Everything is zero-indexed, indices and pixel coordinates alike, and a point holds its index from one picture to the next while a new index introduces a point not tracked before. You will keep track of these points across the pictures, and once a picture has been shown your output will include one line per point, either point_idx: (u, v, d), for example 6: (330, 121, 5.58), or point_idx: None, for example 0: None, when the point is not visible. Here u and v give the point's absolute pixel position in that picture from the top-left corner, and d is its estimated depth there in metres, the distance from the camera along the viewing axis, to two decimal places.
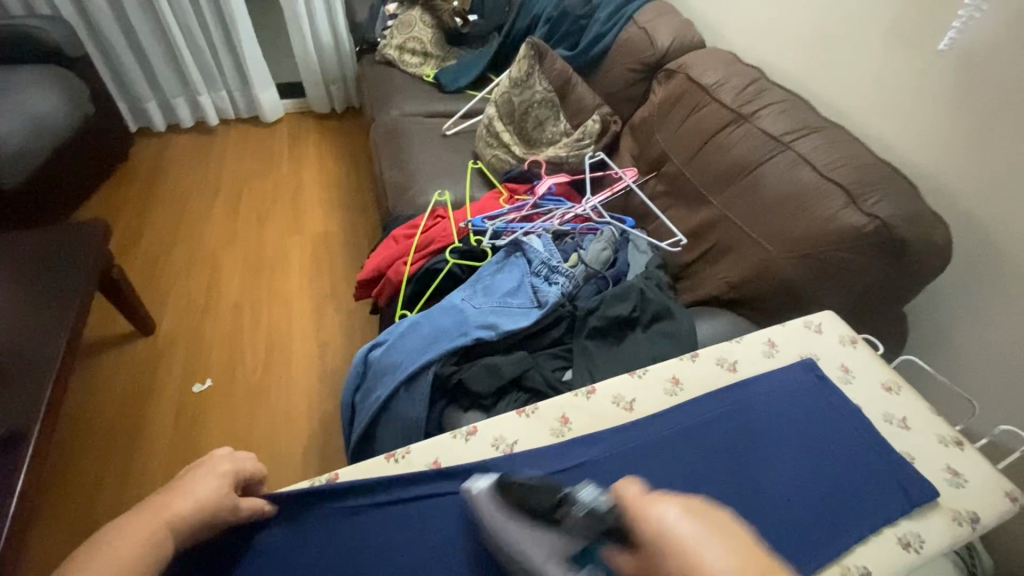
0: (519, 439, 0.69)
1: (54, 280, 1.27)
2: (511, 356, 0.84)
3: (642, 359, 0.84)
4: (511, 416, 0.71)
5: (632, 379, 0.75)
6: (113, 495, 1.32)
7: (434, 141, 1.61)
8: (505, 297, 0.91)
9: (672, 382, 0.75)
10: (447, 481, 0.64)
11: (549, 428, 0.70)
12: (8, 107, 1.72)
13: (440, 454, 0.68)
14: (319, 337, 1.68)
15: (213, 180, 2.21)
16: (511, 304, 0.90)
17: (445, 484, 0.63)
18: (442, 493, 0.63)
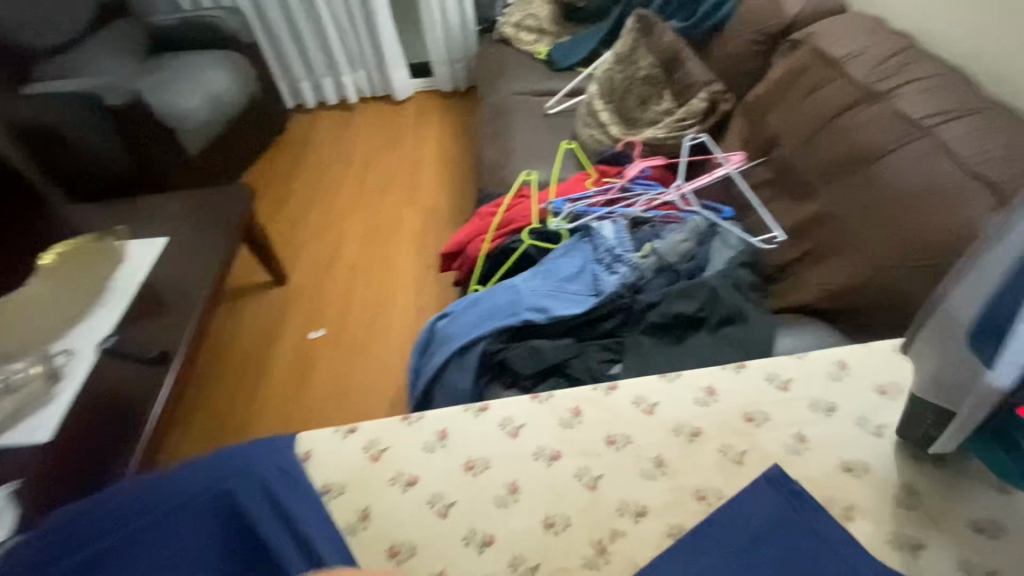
0: (527, 423, 0.64)
1: (211, 232, 1.55)
2: (558, 341, 0.83)
3: (699, 362, 0.78)
4: (523, 399, 0.66)
5: (661, 382, 0.67)
6: (238, 418, 1.58)
7: (536, 120, 1.62)
8: (563, 282, 0.89)
9: (706, 393, 0.66)
10: (434, 457, 0.62)
11: (558, 417, 0.64)
12: (194, 85, 2.09)
13: (448, 425, 0.64)
14: (417, 302, 1.82)
15: (347, 153, 2.46)
16: (567, 289, 0.88)
17: (428, 459, 0.62)
18: (420, 467, 0.61)
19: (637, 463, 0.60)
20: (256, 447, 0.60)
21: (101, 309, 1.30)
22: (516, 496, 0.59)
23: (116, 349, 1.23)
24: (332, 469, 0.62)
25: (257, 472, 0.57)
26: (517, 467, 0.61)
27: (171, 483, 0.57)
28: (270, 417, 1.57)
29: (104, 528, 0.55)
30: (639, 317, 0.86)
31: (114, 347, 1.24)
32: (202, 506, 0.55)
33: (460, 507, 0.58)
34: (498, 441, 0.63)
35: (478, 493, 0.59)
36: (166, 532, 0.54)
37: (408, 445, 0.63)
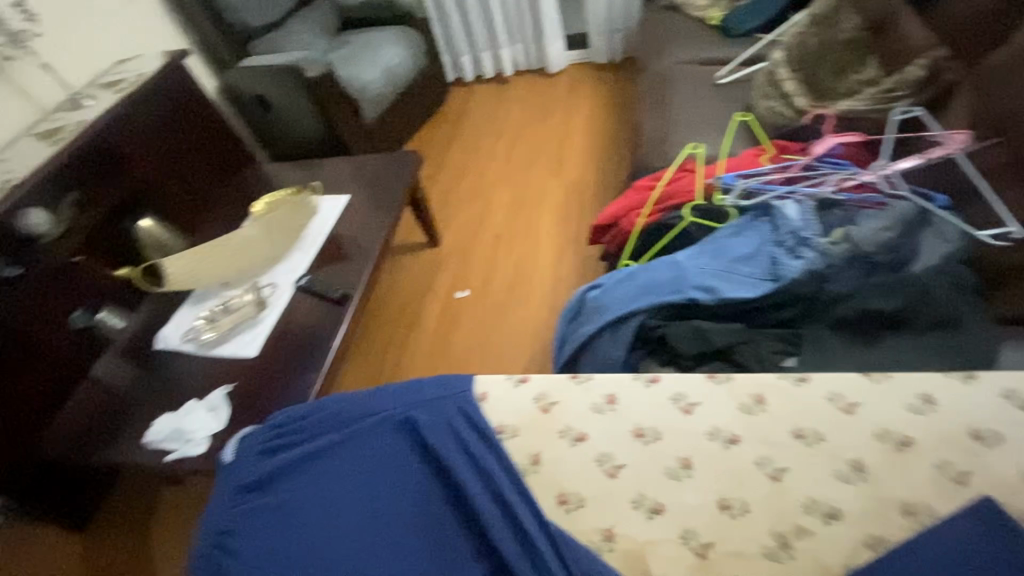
0: (701, 402, 0.70)
1: (383, 193, 1.73)
2: (726, 325, 0.79)
3: (897, 366, 0.71)
4: (701, 380, 0.72)
5: (866, 383, 0.68)
6: (392, 362, 1.76)
7: (704, 92, 1.51)
8: (735, 263, 0.83)
9: (920, 401, 0.66)
10: (617, 418, 0.71)
11: (738, 402, 0.69)
12: (373, 59, 2.31)
13: (617, 392, 0.73)
14: (556, 273, 1.85)
15: (499, 124, 2.55)
16: (739, 270, 0.82)
17: (614, 420, 0.71)
18: (607, 425, 0.71)
19: (831, 464, 0.64)
20: (434, 383, 0.76)
21: (296, 254, 1.55)
22: (689, 470, 0.66)
23: (307, 288, 1.46)
24: (510, 414, 0.74)
25: (428, 411, 0.72)
26: (689, 444, 0.68)
27: (368, 399, 0.76)
28: (418, 365, 1.73)
29: (319, 426, 0.75)
30: (822, 310, 0.78)
31: (307, 285, 1.46)
32: (393, 413, 0.73)
33: (631, 469, 0.67)
34: (676, 415, 0.70)
35: (650, 459, 0.67)
36: (366, 428, 0.72)
37: (581, 404, 0.73)
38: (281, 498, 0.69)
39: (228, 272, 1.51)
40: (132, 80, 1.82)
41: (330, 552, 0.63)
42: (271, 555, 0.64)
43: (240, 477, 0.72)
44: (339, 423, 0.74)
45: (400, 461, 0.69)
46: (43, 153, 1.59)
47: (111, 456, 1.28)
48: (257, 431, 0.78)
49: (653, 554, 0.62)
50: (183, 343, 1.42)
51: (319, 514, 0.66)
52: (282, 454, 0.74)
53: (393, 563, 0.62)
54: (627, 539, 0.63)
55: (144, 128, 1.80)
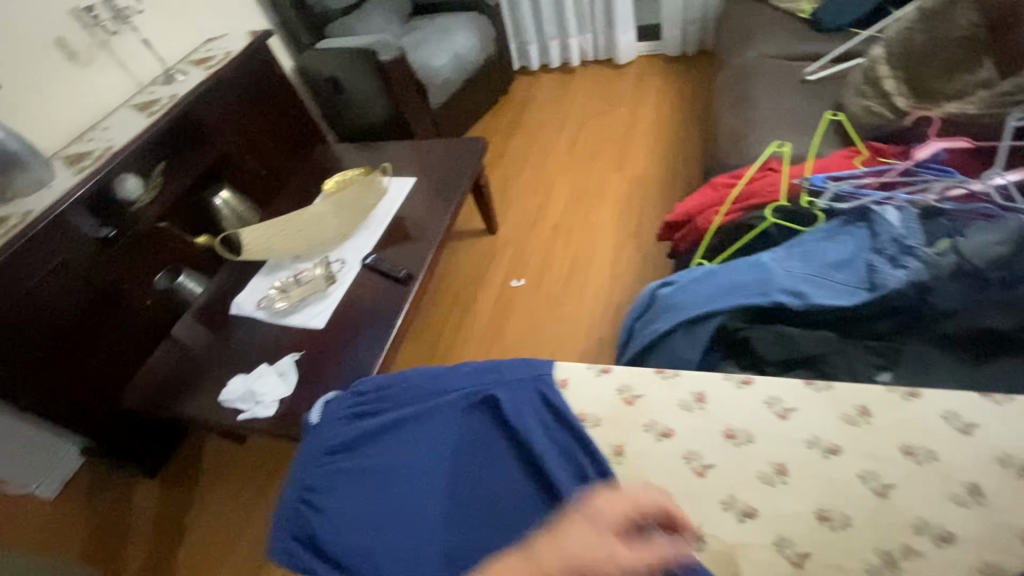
0: (798, 408, 0.68)
1: (448, 176, 1.75)
2: (816, 333, 0.76)
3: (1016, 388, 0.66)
4: (798, 386, 0.69)
5: (984, 402, 0.64)
6: (446, 343, 1.79)
7: (790, 88, 1.45)
8: (829, 268, 0.80)
9: None
10: (706, 417, 0.69)
11: (840, 413, 0.67)
12: (444, 44, 2.33)
13: (705, 390, 0.71)
14: (614, 267, 1.83)
15: (563, 114, 2.52)
16: (833, 277, 0.79)
17: (702, 417, 0.69)
18: (694, 423, 0.69)
19: (947, 485, 0.60)
20: (511, 365, 0.78)
21: (365, 232, 1.61)
22: (786, 476, 0.63)
23: (374, 265, 1.50)
24: (592, 403, 0.73)
25: (506, 390, 0.74)
26: (786, 450, 0.65)
27: (447, 374, 0.79)
28: (471, 349, 1.75)
29: (400, 397, 0.78)
30: (923, 325, 0.75)
31: (373, 264, 1.50)
32: (471, 391, 0.75)
33: (721, 470, 0.65)
34: (770, 419, 0.67)
35: (743, 462, 0.65)
36: (446, 403, 0.75)
37: (666, 400, 0.72)
38: (364, 462, 0.73)
39: (301, 246, 1.58)
40: (220, 57, 1.91)
41: (412, 516, 0.67)
42: (359, 513, 0.69)
43: (326, 438, 0.77)
44: (418, 396, 0.77)
45: (479, 438, 0.71)
46: (139, 123, 1.69)
47: (182, 409, 1.37)
48: (340, 396, 0.82)
49: (746, 559, 0.59)
50: (256, 310, 1.49)
51: (402, 481, 0.70)
52: (364, 420, 0.78)
53: (471, 530, 0.64)
54: (715, 542, 0.61)
55: (228, 104, 1.88)
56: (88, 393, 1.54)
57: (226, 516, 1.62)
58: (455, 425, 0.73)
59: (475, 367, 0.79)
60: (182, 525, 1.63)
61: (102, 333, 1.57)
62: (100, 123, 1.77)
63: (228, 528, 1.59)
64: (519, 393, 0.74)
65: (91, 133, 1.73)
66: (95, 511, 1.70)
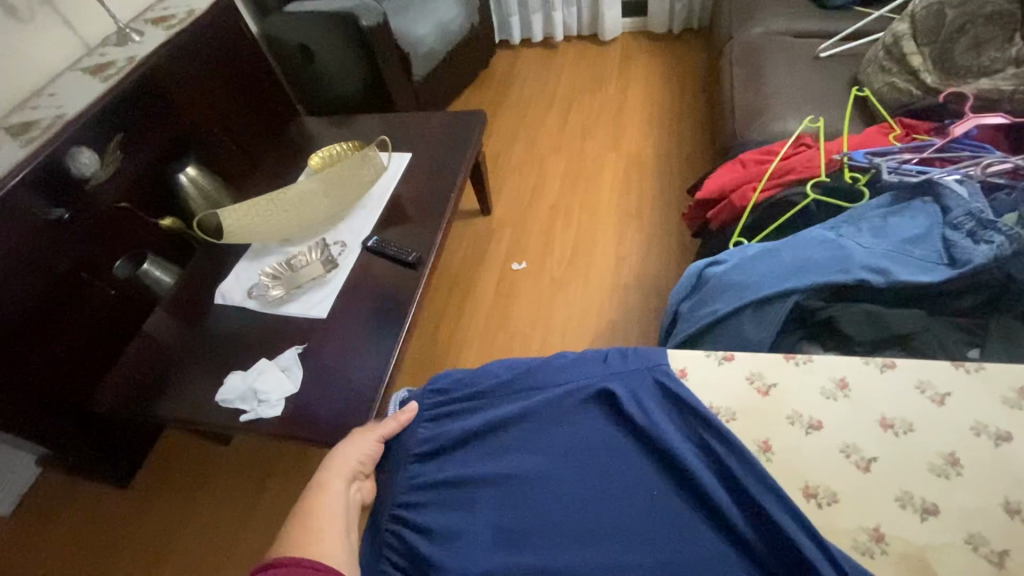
0: (952, 391, 0.72)
1: (448, 153, 1.65)
2: (902, 311, 0.81)
3: None
4: (946, 368, 0.74)
5: None
6: (448, 331, 1.71)
7: (803, 66, 1.44)
8: (907, 245, 0.84)
9: None
10: (853, 403, 0.74)
11: (998, 395, 0.71)
12: (427, 12, 2.18)
13: (846, 375, 0.76)
14: (619, 249, 1.80)
15: (551, 91, 2.44)
16: (912, 253, 0.84)
17: (846, 402, 0.74)
18: (838, 407, 0.73)
19: None
20: (605, 358, 0.81)
21: (362, 211, 1.49)
22: (959, 468, 0.67)
23: (377, 249, 1.39)
24: (732, 397, 0.76)
25: (609, 383, 0.77)
26: (951, 441, 0.69)
27: (544, 368, 0.81)
28: (477, 336, 1.68)
29: (493, 397, 0.80)
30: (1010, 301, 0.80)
31: (375, 246, 1.40)
32: (576, 387, 0.78)
33: (886, 463, 0.69)
34: (920, 406, 0.72)
35: (908, 452, 0.69)
36: (547, 403, 0.77)
37: (808, 389, 0.75)
38: (473, 469, 0.74)
39: (290, 227, 1.44)
40: (182, 16, 1.70)
41: (538, 518, 0.69)
42: (476, 519, 0.70)
43: (417, 439, 0.79)
44: (514, 390, 0.80)
45: (589, 429, 0.75)
46: (94, 89, 1.48)
47: (160, 412, 1.22)
48: (420, 394, 0.84)
49: (940, 560, 0.62)
50: (247, 299, 1.35)
51: (513, 476, 0.72)
52: (456, 417, 0.80)
53: (602, 522, 0.68)
54: (899, 543, 0.64)
55: (190, 69, 1.66)
56: (47, 399, 1.35)
57: (211, 528, 1.48)
58: (560, 421, 0.76)
59: (567, 362, 0.81)
60: (165, 540, 1.48)
61: (59, 328, 1.37)
62: (44, 90, 1.55)
63: (216, 538, 1.46)
64: (624, 385, 0.77)
65: (35, 101, 1.51)
66: (62, 528, 1.53)
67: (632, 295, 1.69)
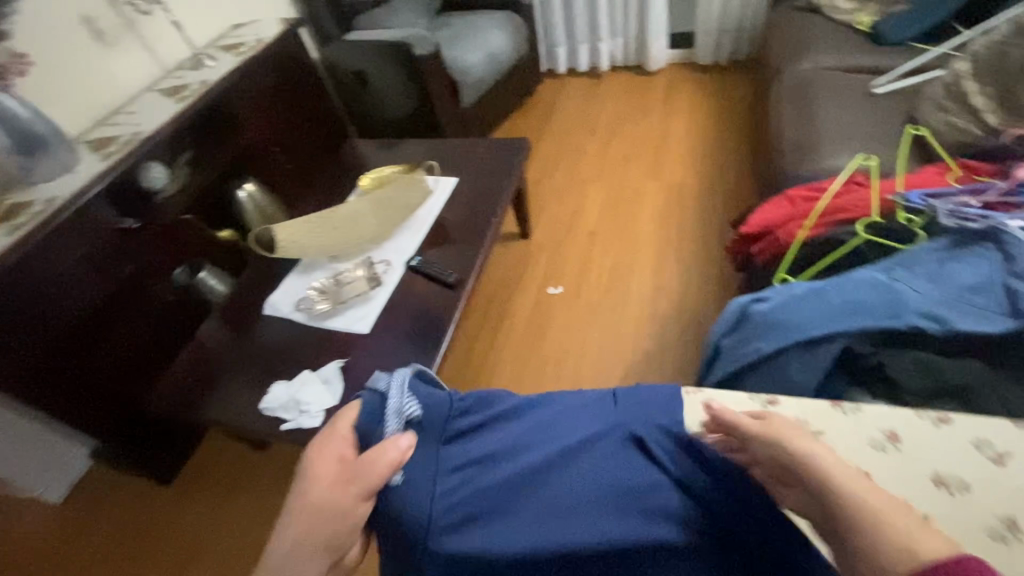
0: (1011, 451, 0.69)
1: (492, 177, 1.69)
2: (960, 362, 0.78)
3: None
4: (1003, 426, 0.71)
5: None
6: (482, 351, 1.73)
7: (855, 102, 1.42)
8: (967, 292, 0.82)
9: None
10: (901, 456, 0.71)
11: None
12: (477, 42, 2.26)
13: (895, 427, 0.74)
14: (657, 278, 1.79)
15: (594, 118, 2.47)
16: (972, 301, 0.81)
17: (893, 454, 0.72)
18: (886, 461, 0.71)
19: None
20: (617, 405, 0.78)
21: (406, 231, 1.54)
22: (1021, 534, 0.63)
23: (419, 268, 1.44)
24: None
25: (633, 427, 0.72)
26: (1012, 504, 0.66)
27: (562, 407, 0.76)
28: (510, 358, 1.69)
29: (525, 441, 0.69)
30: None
31: (417, 266, 1.44)
32: (604, 432, 0.71)
33: (939, 522, 0.65)
34: (974, 463, 0.69)
35: (962, 513, 0.66)
36: (585, 448, 0.68)
37: (855, 441, 0.74)
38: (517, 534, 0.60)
39: (339, 245, 1.50)
40: (251, 44, 1.83)
41: None
42: None
43: (429, 489, 0.64)
44: (541, 430, 0.71)
45: (633, 472, 0.66)
46: (169, 109, 1.61)
47: (205, 414, 1.28)
48: (429, 433, 0.69)
49: None
50: (295, 312, 1.42)
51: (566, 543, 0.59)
52: (480, 463, 0.67)
53: None
54: None
55: (254, 93, 1.77)
56: (104, 396, 1.43)
57: (243, 531, 1.52)
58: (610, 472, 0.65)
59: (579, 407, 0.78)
60: (201, 537, 1.53)
61: (121, 329, 1.47)
62: (124, 108, 1.68)
63: (247, 541, 1.50)
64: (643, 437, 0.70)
65: (115, 118, 1.65)
66: (104, 519, 1.61)
67: (669, 326, 1.67)
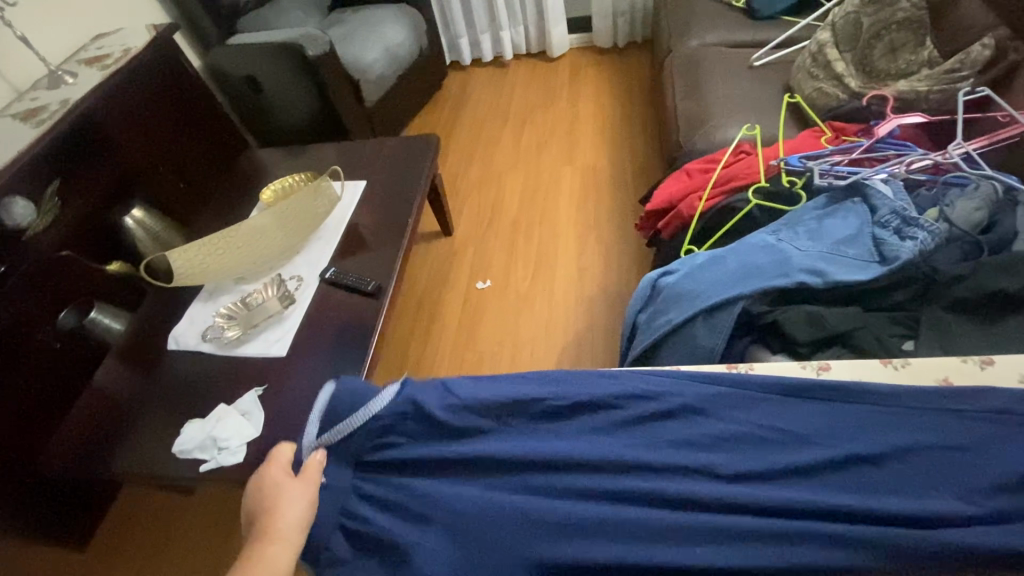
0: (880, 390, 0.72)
1: (405, 175, 1.65)
2: (841, 311, 0.85)
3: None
4: (878, 369, 0.75)
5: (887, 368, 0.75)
6: (417, 356, 1.70)
7: (739, 74, 1.52)
8: (840, 245, 0.91)
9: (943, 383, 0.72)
10: None
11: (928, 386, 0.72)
12: (374, 37, 2.18)
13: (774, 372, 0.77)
14: (580, 262, 1.83)
15: (504, 109, 2.46)
16: (846, 252, 0.90)
17: None
18: None
19: None
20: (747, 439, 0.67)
21: (318, 243, 1.47)
22: None
23: (335, 280, 1.37)
24: None
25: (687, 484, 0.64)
26: None
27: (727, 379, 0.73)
28: (443, 361, 1.67)
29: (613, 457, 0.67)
30: (939, 292, 0.85)
31: (333, 278, 1.38)
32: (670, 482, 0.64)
33: None
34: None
35: None
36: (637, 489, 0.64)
37: None
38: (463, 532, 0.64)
39: (242, 266, 1.41)
40: (118, 55, 1.65)
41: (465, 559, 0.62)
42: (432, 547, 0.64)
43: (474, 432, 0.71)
44: (606, 424, 0.70)
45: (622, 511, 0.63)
46: (24, 135, 1.37)
47: (114, 468, 1.17)
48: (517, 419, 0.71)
49: None
50: (202, 343, 1.32)
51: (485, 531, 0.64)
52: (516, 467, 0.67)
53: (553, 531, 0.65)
54: None
55: (129, 110, 1.60)
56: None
57: None
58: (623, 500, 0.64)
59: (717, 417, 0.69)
60: None
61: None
62: None
63: None
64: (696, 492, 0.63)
65: None
66: None
67: (597, 305, 1.72)
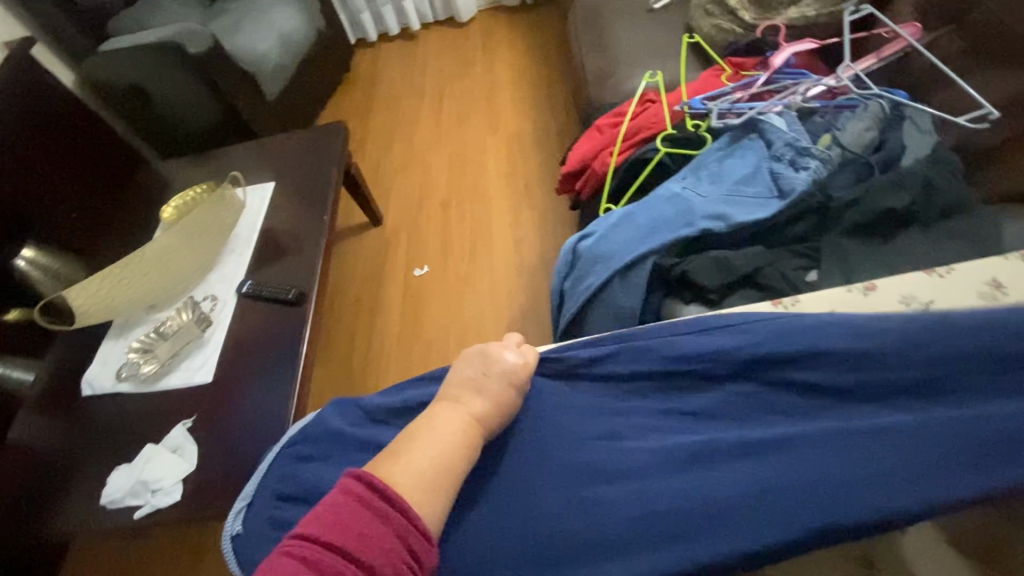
0: None
1: (316, 170, 1.55)
2: (745, 251, 0.86)
3: (918, 259, 0.80)
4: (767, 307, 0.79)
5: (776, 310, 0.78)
6: (361, 356, 1.65)
7: (642, 19, 1.48)
8: (739, 185, 0.92)
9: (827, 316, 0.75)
10: None
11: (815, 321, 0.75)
12: (264, 24, 2.01)
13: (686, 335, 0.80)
14: (515, 233, 1.80)
15: (418, 84, 2.36)
16: (746, 192, 0.91)
17: None
18: None
19: None
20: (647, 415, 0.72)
21: (231, 256, 1.38)
22: None
23: (255, 293, 1.30)
24: None
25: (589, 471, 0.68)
26: None
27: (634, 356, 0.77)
28: (389, 355, 1.64)
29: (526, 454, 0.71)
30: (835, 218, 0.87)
31: (251, 291, 1.30)
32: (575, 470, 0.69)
33: None
34: (901, 368, 0.66)
35: None
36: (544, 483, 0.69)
37: None
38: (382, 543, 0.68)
39: (152, 293, 1.31)
40: None
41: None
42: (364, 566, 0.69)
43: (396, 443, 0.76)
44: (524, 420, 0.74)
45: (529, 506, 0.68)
46: None
47: (54, 531, 1.10)
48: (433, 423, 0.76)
49: None
50: (119, 382, 1.23)
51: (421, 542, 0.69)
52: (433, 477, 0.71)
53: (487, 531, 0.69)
54: None
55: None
56: None
57: None
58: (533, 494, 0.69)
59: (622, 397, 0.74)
60: None
61: None
62: None
63: None
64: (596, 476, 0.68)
65: None
66: None
67: (537, 274, 1.71)
